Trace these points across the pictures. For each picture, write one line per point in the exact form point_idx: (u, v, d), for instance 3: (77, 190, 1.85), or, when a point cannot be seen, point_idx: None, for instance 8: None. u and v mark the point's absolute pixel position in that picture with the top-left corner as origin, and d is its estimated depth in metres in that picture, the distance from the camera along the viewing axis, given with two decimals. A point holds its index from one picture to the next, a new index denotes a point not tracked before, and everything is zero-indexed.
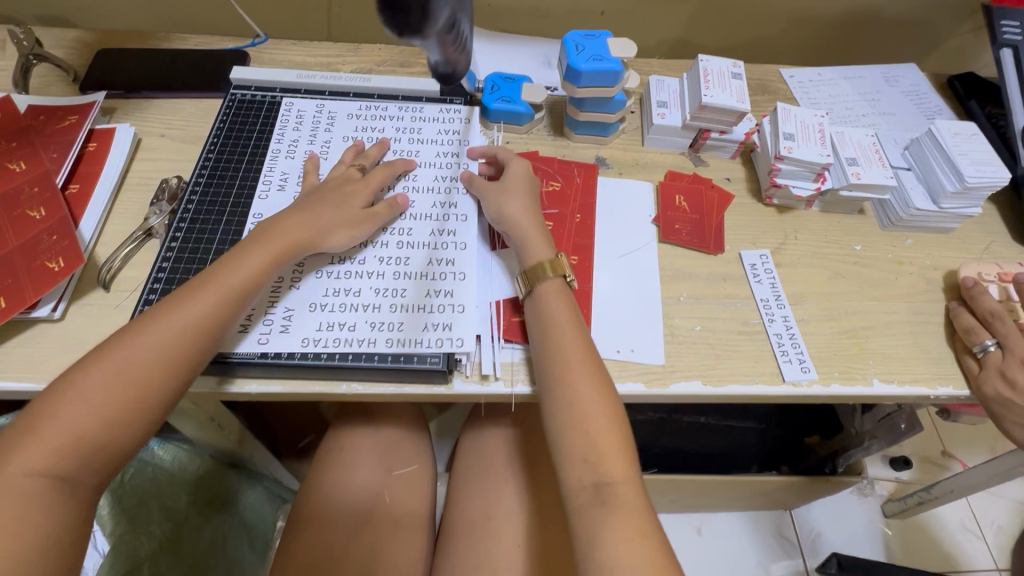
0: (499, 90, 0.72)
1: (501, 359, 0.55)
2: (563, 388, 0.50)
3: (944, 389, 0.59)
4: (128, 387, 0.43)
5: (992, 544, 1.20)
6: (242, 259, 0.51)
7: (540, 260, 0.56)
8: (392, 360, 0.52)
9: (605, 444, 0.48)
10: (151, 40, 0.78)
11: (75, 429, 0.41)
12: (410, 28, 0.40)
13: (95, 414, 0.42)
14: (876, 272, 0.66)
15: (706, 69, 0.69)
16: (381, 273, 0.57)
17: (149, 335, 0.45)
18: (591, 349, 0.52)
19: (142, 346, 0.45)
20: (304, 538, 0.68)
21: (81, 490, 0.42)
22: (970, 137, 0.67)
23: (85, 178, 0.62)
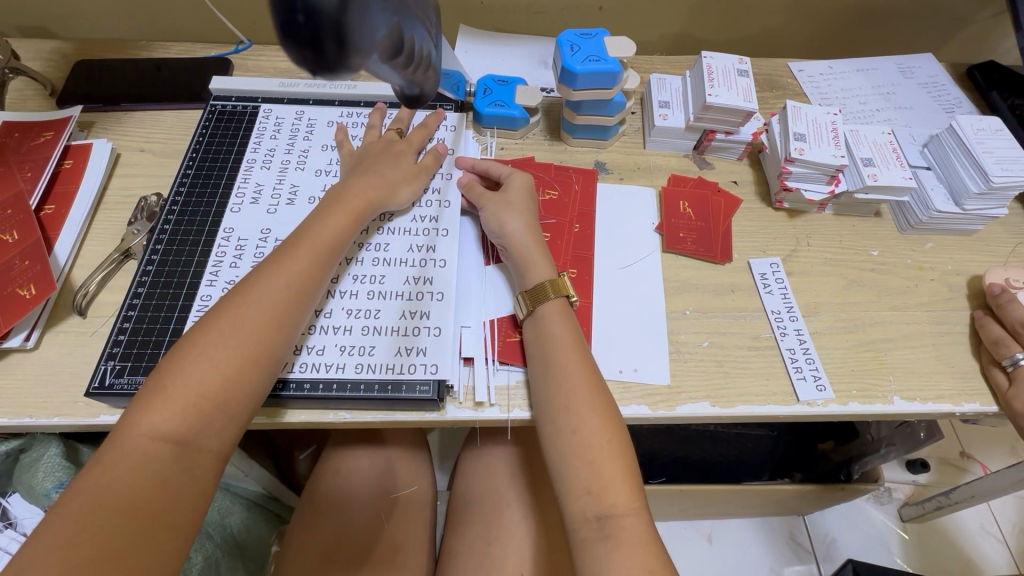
0: (493, 94, 0.68)
1: (497, 383, 0.52)
2: (565, 416, 0.46)
3: (970, 405, 0.55)
4: (202, 393, 0.41)
5: (1016, 549, 1.16)
6: (286, 259, 0.48)
7: (541, 281, 0.53)
8: (381, 388, 0.49)
9: (612, 477, 0.44)
10: (132, 50, 0.75)
11: (149, 450, 0.39)
12: (330, 66, 0.32)
13: (172, 423, 0.40)
14: (895, 279, 0.62)
15: (711, 67, 0.65)
16: (365, 294, 0.54)
17: (217, 336, 0.43)
18: (594, 372, 0.49)
19: (207, 350, 0.42)
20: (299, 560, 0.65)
21: (180, 514, 0.39)
22: (995, 132, 0.63)
23: (61, 198, 0.60)
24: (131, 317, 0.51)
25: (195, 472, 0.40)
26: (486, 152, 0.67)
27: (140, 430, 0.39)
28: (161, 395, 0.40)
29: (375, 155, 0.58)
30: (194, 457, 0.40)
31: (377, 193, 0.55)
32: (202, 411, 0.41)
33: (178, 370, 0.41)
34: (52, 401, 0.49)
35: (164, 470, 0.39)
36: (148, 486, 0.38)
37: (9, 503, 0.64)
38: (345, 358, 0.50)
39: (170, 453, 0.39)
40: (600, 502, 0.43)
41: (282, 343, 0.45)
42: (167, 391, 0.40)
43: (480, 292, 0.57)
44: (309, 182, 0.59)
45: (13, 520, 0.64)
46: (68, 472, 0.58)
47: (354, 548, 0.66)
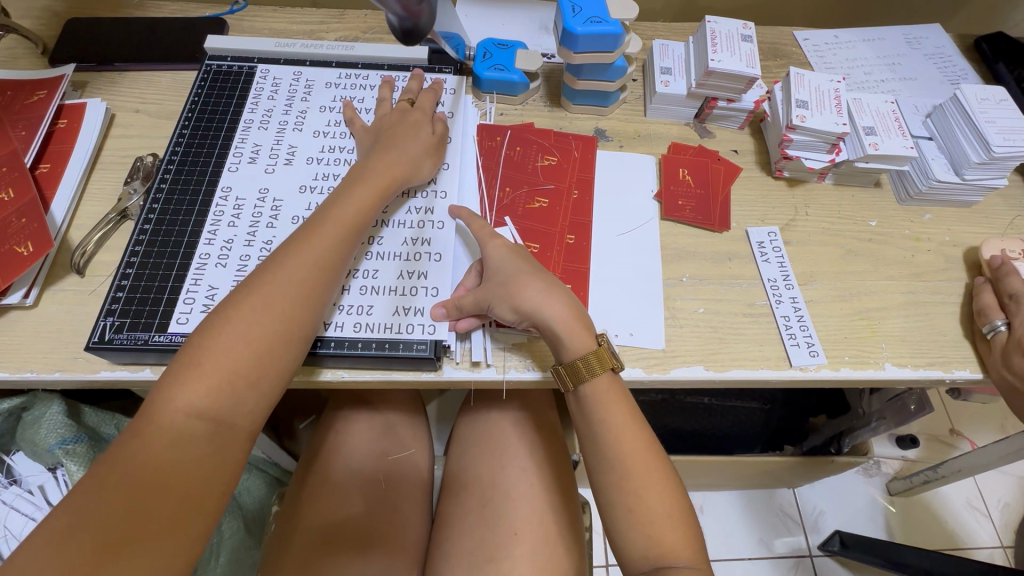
0: (492, 58, 0.67)
1: (492, 342, 0.53)
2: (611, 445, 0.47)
3: (960, 372, 0.56)
4: (234, 370, 0.41)
5: (998, 522, 1.19)
6: (310, 238, 0.47)
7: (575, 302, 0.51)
8: (377, 348, 0.50)
9: (635, 453, 0.46)
10: (125, 8, 0.74)
11: (183, 426, 0.39)
12: None
13: (206, 399, 0.40)
14: (892, 249, 0.62)
15: (714, 31, 0.64)
16: (364, 254, 0.54)
17: (249, 313, 0.43)
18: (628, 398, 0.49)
19: (240, 326, 0.42)
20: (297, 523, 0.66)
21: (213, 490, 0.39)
22: (999, 102, 0.62)
23: (56, 157, 0.59)
24: (129, 274, 0.51)
25: (229, 448, 0.41)
26: (485, 116, 0.67)
27: (174, 405, 0.39)
28: (194, 370, 0.40)
29: (393, 127, 0.57)
30: (227, 432, 0.41)
31: (401, 170, 0.54)
32: (235, 387, 0.41)
33: (211, 346, 0.41)
34: (51, 357, 0.50)
35: (201, 447, 0.39)
36: (185, 463, 0.38)
37: (14, 462, 0.66)
38: (345, 318, 0.51)
39: (205, 430, 0.40)
40: (625, 476, 0.46)
41: (311, 322, 0.45)
42: (201, 367, 0.40)
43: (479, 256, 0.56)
44: (307, 143, 0.59)
45: (17, 477, 0.66)
46: (71, 429, 0.59)
47: (354, 509, 0.68)
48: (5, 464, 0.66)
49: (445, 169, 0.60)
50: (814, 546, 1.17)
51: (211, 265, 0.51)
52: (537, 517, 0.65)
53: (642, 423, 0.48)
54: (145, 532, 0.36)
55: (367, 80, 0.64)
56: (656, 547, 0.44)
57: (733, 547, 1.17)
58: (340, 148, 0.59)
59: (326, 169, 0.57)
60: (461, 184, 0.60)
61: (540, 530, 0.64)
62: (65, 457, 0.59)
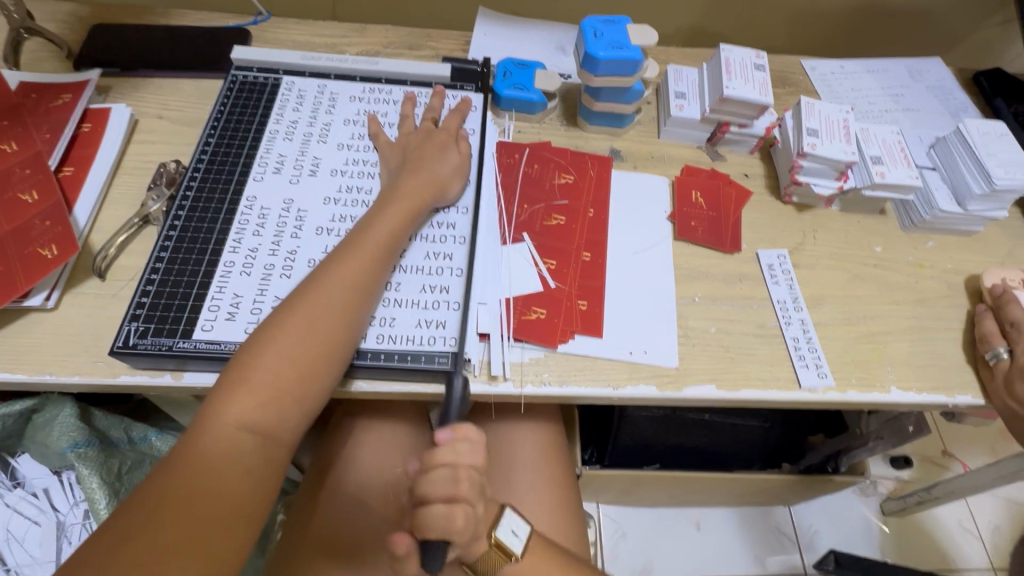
0: (512, 77, 0.69)
1: (511, 357, 0.54)
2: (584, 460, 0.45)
3: (962, 397, 0.57)
4: (279, 384, 0.43)
5: (989, 544, 1.20)
6: (349, 258, 0.49)
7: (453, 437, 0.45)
8: (399, 362, 0.50)
9: None
10: (149, 15, 0.75)
11: (232, 439, 0.41)
12: None
13: (255, 413, 0.42)
14: (895, 275, 0.64)
15: (729, 59, 0.67)
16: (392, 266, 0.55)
17: (291, 331, 0.45)
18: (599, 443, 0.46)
19: (281, 344, 0.44)
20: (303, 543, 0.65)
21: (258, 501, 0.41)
22: (1000, 136, 0.65)
23: (79, 161, 0.60)
24: (154, 280, 0.51)
25: (274, 459, 0.43)
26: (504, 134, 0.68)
27: (224, 418, 0.41)
28: (242, 386, 0.42)
29: (419, 148, 0.59)
30: (273, 444, 0.43)
31: (430, 191, 0.56)
32: (280, 402, 0.43)
33: (257, 362, 0.43)
34: (71, 360, 0.50)
35: (250, 459, 0.41)
36: (235, 474, 0.40)
37: (18, 463, 0.65)
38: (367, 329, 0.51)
39: (254, 443, 0.42)
40: None
41: (351, 340, 0.47)
42: (248, 382, 0.42)
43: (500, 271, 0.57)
44: (331, 155, 0.60)
45: (21, 479, 0.65)
46: (82, 433, 0.60)
47: (362, 519, 0.68)
48: (7, 467, 0.65)
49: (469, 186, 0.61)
50: (809, 565, 1.18)
51: (235, 274, 0.52)
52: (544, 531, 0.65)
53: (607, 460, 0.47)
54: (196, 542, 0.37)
55: (390, 95, 0.66)
56: None
57: (728, 564, 1.17)
58: (364, 161, 0.60)
59: (350, 182, 0.58)
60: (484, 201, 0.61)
61: None
62: (76, 460, 0.60)
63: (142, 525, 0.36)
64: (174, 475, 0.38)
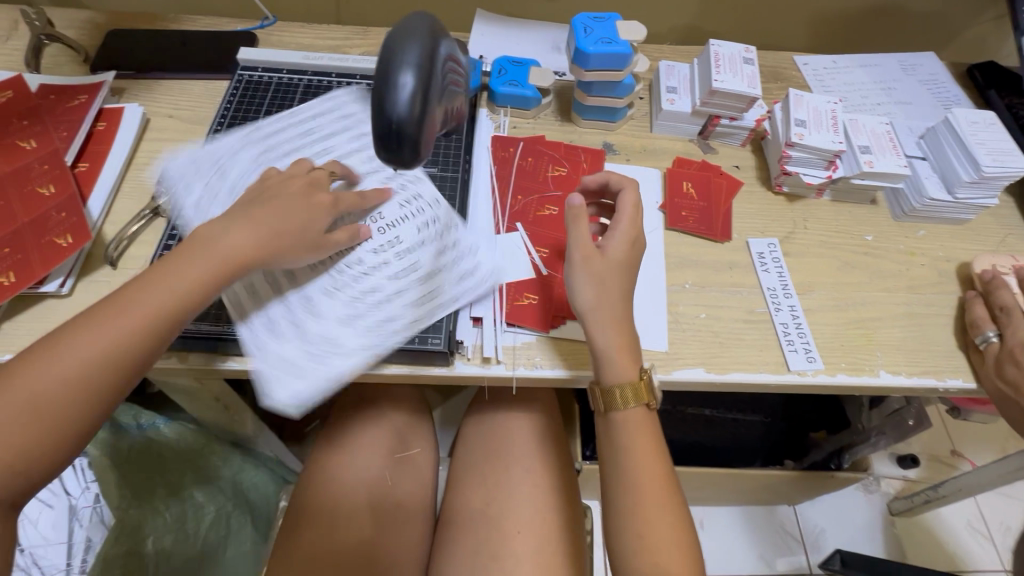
0: (507, 74, 0.71)
1: (503, 340, 0.55)
2: (628, 471, 0.49)
3: (953, 381, 0.58)
4: (91, 350, 0.42)
5: (1000, 545, 1.19)
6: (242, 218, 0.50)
7: (623, 384, 0.50)
8: (396, 344, 0.52)
9: (647, 475, 0.49)
10: (161, 21, 0.78)
11: (23, 414, 0.39)
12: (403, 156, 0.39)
13: (37, 402, 0.40)
14: (887, 263, 0.65)
15: (718, 53, 0.68)
16: (387, 256, 0.57)
17: (103, 317, 0.43)
18: (663, 448, 0.50)
19: (103, 328, 0.42)
20: (305, 536, 0.66)
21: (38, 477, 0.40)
22: (989, 125, 0.66)
23: (94, 157, 0.63)
24: None
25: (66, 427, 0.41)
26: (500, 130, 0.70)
27: (29, 389, 0.40)
28: (44, 355, 0.41)
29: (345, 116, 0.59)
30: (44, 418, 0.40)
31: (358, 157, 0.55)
32: (90, 370, 0.42)
33: (77, 330, 0.42)
34: None
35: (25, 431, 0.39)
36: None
37: None
38: (364, 315, 0.53)
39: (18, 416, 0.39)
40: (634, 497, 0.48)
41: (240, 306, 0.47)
42: (48, 350, 0.41)
43: (492, 256, 0.59)
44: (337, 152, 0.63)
45: None
46: None
47: (361, 502, 0.70)
48: None
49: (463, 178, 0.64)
50: (814, 564, 1.17)
51: None
52: (539, 516, 0.67)
53: (664, 465, 0.50)
54: None
55: None
56: (647, 547, 0.47)
57: (732, 562, 1.17)
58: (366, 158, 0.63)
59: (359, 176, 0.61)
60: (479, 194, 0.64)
61: (544, 531, 0.66)
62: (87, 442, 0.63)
63: None
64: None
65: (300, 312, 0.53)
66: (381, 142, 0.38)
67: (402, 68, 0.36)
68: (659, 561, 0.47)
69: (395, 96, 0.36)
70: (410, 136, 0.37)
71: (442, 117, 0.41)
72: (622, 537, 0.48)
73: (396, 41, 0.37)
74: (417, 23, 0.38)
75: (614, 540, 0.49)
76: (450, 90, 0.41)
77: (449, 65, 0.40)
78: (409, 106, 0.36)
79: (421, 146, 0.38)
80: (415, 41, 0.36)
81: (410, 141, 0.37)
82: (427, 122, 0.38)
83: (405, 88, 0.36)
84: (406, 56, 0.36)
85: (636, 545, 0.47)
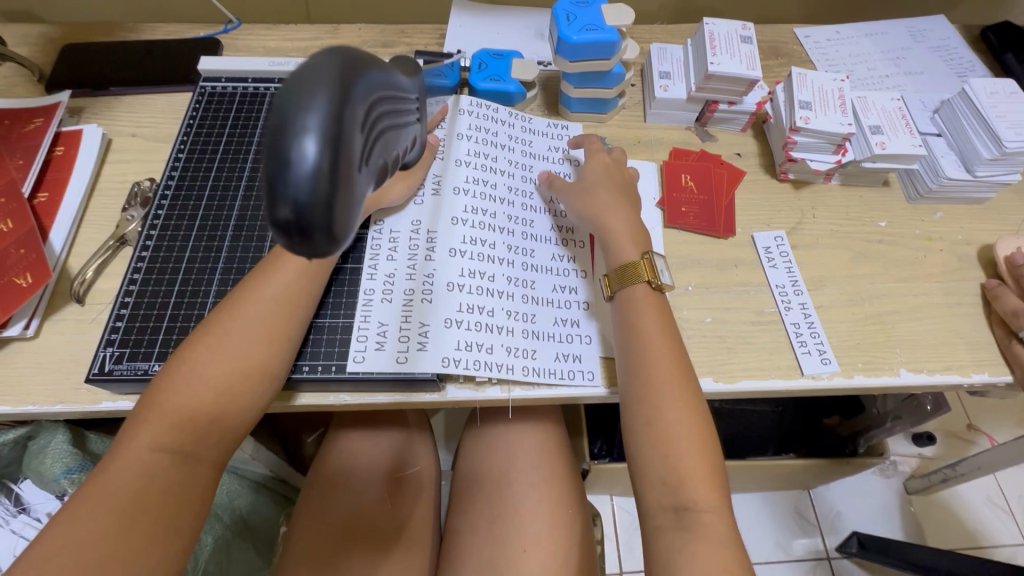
0: (487, 68, 0.66)
1: (549, 376, 0.51)
2: (643, 404, 0.47)
3: (979, 376, 0.54)
4: (254, 330, 0.46)
5: (1021, 519, 1.16)
6: None
7: (631, 263, 0.52)
8: (445, 367, 0.48)
9: (673, 415, 0.46)
10: (118, 32, 0.73)
11: (191, 403, 0.43)
12: (317, 248, 0.22)
13: (194, 415, 0.43)
14: (902, 250, 0.61)
15: (713, 33, 0.63)
16: (454, 271, 0.53)
17: (237, 320, 0.46)
18: (680, 361, 0.48)
19: (240, 338, 0.45)
20: (300, 560, 0.64)
21: (179, 486, 0.41)
22: (1010, 95, 0.61)
23: (54, 186, 0.59)
24: (127, 302, 0.51)
25: (245, 406, 0.45)
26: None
27: (199, 374, 0.44)
28: (210, 338, 0.45)
29: None
30: (234, 398, 0.44)
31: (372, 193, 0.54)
32: (255, 349, 0.45)
33: (235, 313, 0.46)
34: (52, 388, 0.49)
35: (212, 409, 0.43)
36: (200, 424, 0.43)
37: (22, 490, 0.65)
38: (420, 331, 0.50)
39: (212, 397, 0.43)
40: (652, 419, 0.46)
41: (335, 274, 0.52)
42: (213, 334, 0.45)
43: (551, 289, 0.55)
44: None
45: (26, 505, 0.65)
46: (76, 458, 0.60)
47: (361, 519, 0.67)
48: (13, 493, 0.65)
49: (532, 199, 0.60)
50: (831, 548, 1.14)
51: (209, 300, 0.52)
52: (547, 534, 0.64)
53: (697, 417, 0.46)
54: (141, 509, 0.39)
55: None
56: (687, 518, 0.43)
57: (750, 552, 1.14)
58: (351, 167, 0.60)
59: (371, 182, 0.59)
60: (543, 212, 0.60)
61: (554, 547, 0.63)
62: (71, 485, 0.60)
63: (101, 519, 0.38)
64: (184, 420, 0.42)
65: (365, 322, 0.52)
66: (276, 230, 0.21)
67: (303, 124, 0.20)
68: (673, 450, 0.45)
69: (292, 166, 0.20)
70: (321, 222, 0.21)
71: (375, 182, 0.25)
72: (633, 421, 0.47)
73: (294, 91, 0.21)
74: (323, 60, 0.22)
75: (628, 434, 0.47)
76: (389, 137, 0.26)
77: (383, 102, 0.24)
78: (315, 177, 0.20)
79: (344, 227, 0.22)
80: (323, 81, 0.21)
81: (320, 225, 0.21)
82: (351, 191, 0.22)
83: (308, 155, 0.20)
84: (307, 105, 0.21)
85: (651, 429, 0.46)
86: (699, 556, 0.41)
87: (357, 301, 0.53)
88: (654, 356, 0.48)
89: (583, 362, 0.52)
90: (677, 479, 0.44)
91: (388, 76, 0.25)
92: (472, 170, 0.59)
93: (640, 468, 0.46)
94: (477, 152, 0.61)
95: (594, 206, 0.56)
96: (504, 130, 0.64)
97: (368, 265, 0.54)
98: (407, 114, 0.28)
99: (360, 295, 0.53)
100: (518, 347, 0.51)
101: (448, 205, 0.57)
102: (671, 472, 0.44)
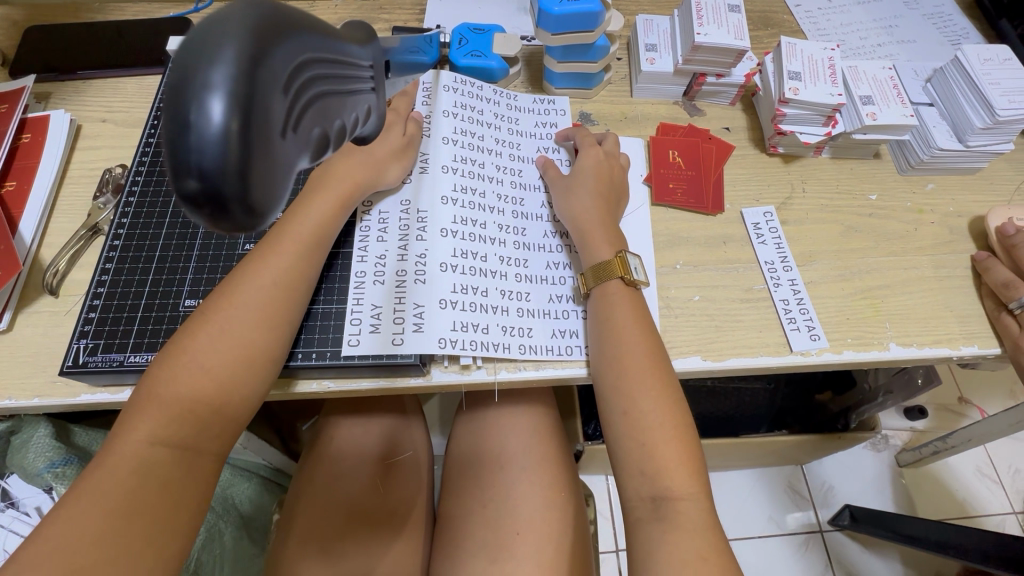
0: (469, 44, 0.63)
1: (547, 353, 0.50)
2: (617, 396, 0.46)
3: (969, 348, 0.54)
4: (247, 316, 0.45)
5: (1009, 488, 1.18)
6: (316, 195, 0.50)
7: (606, 259, 0.51)
8: (441, 347, 0.47)
9: (650, 410, 0.45)
10: (84, 12, 0.71)
11: (191, 394, 0.42)
12: (236, 222, 0.20)
13: (195, 405, 0.42)
14: (894, 223, 0.60)
15: (700, 3, 0.61)
16: (445, 251, 0.52)
17: (229, 307, 0.45)
18: (655, 353, 0.48)
19: (235, 325, 0.44)
20: (289, 549, 0.64)
21: (177, 480, 0.40)
22: (1003, 62, 0.59)
23: (22, 175, 0.57)
24: (101, 293, 0.50)
25: (244, 395, 0.44)
26: (560, 113, 0.64)
27: (197, 362, 0.43)
28: (207, 325, 0.44)
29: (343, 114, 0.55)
30: (231, 387, 0.43)
31: (364, 174, 0.52)
32: (251, 335, 0.44)
33: (231, 300, 0.45)
34: (27, 382, 0.48)
35: (212, 400, 0.42)
36: (197, 414, 0.42)
37: (8, 484, 0.64)
38: (414, 312, 0.49)
39: (213, 387, 0.42)
40: (626, 412, 0.46)
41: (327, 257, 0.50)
42: (208, 319, 0.44)
43: (544, 266, 0.54)
44: None
45: (13, 500, 0.63)
46: (59, 452, 0.60)
47: (351, 506, 0.67)
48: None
49: (520, 176, 0.59)
50: (824, 521, 1.15)
51: (184, 290, 0.51)
52: (540, 516, 0.63)
53: (677, 407, 0.46)
54: (141, 505, 0.38)
55: None
56: (665, 509, 0.43)
57: (744, 527, 1.15)
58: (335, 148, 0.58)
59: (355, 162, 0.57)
60: (532, 189, 0.58)
61: (549, 531, 0.63)
62: (54, 480, 0.59)
63: (96, 515, 0.37)
64: (182, 411, 0.41)
65: (358, 305, 0.50)
66: (188, 202, 0.20)
67: (208, 81, 0.19)
68: (647, 439, 0.45)
69: (197, 129, 0.19)
70: (231, 191, 0.19)
71: (310, 151, 0.23)
72: (607, 412, 0.47)
73: (195, 49, 0.19)
74: (232, 14, 0.20)
75: (603, 425, 0.47)
76: (333, 103, 0.24)
77: (321, 64, 0.22)
78: (223, 141, 0.18)
79: (267, 200, 0.20)
80: (234, 36, 0.19)
81: (234, 195, 0.19)
82: (271, 159, 0.20)
83: (213, 116, 0.18)
84: (211, 64, 0.19)
85: (623, 420, 0.46)
86: (681, 548, 0.41)
87: (348, 285, 0.51)
88: (628, 351, 0.47)
89: (581, 338, 0.51)
90: (654, 469, 0.44)
91: (328, 36, 0.23)
92: (459, 149, 0.58)
93: (618, 457, 0.46)
94: (463, 131, 0.59)
95: (571, 202, 0.54)
96: (491, 107, 0.62)
97: (358, 247, 0.53)
98: (360, 81, 0.26)
99: (352, 279, 0.52)
100: (514, 325, 0.51)
101: (435, 183, 0.55)
102: (647, 461, 0.44)
